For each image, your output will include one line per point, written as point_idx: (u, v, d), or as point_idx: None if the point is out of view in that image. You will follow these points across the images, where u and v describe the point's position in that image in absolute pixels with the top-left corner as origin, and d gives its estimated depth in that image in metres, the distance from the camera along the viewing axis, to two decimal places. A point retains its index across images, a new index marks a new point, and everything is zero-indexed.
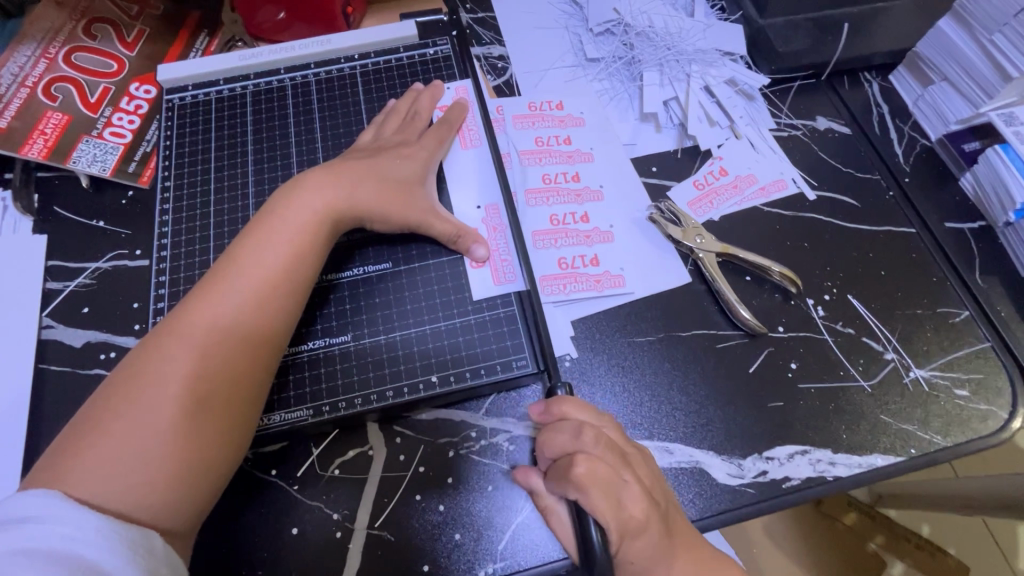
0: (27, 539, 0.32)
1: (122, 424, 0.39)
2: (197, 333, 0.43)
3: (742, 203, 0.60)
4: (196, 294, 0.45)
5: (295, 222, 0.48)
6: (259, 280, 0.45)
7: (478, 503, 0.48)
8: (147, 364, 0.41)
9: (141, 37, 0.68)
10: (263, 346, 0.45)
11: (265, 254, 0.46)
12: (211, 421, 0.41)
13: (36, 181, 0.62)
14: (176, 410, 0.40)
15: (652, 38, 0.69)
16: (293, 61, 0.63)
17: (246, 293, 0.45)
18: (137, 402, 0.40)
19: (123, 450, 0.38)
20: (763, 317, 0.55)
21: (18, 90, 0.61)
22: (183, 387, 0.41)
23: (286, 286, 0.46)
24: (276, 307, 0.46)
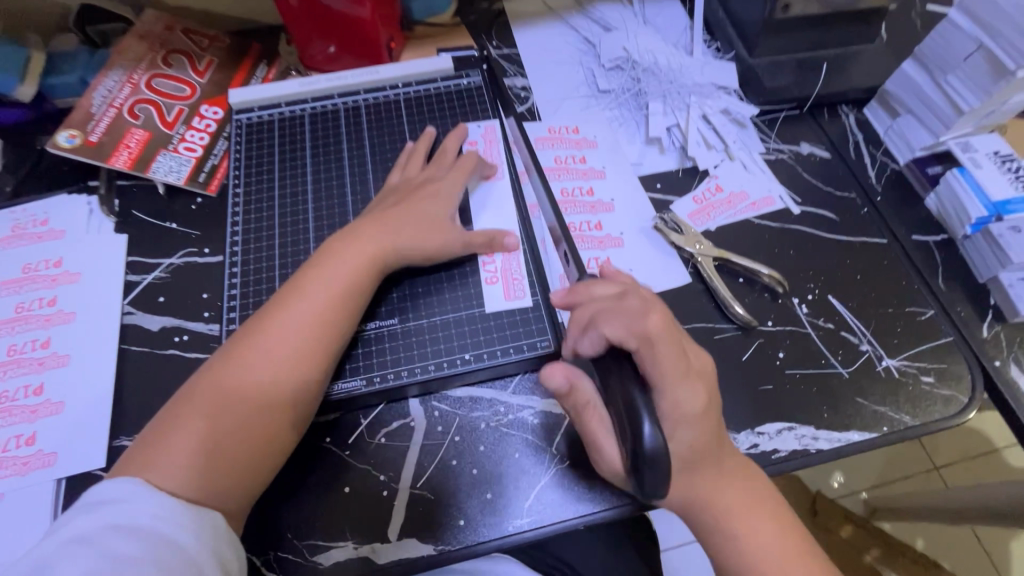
0: (114, 517, 0.41)
1: (187, 423, 0.47)
2: (261, 353, 0.50)
3: (736, 215, 0.69)
4: (264, 317, 0.52)
5: (347, 262, 0.55)
6: (315, 310, 0.52)
7: (507, 468, 0.55)
8: (218, 373, 0.50)
9: (210, 65, 0.78)
10: (306, 364, 0.51)
11: (322, 288, 0.54)
12: (262, 430, 0.49)
13: (118, 188, 0.71)
14: (236, 417, 0.48)
15: (657, 73, 0.78)
16: (346, 88, 0.73)
17: (303, 322, 0.52)
18: (207, 405, 0.48)
19: (189, 441, 0.46)
20: (754, 312, 0.63)
21: (107, 110, 0.71)
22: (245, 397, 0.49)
23: (338, 316, 0.53)
24: (326, 335, 0.52)
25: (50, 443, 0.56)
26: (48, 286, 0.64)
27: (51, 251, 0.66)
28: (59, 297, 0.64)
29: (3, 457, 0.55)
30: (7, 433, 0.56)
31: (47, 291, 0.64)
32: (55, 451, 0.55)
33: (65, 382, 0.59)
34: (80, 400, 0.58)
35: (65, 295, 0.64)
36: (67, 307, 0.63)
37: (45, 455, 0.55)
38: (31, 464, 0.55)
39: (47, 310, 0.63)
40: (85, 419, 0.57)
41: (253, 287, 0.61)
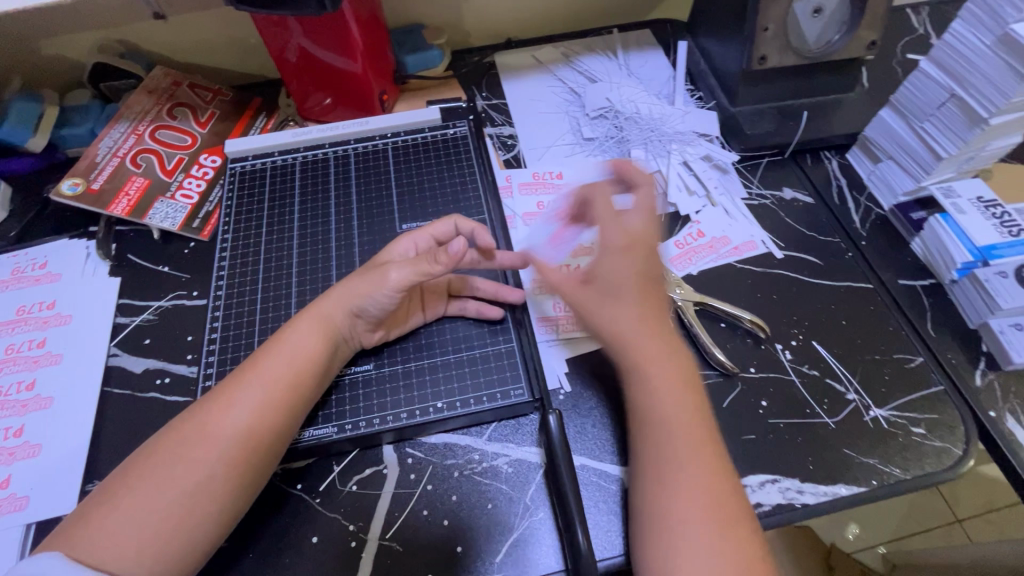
0: None
1: (128, 495, 0.46)
2: (205, 442, 0.48)
3: (719, 259, 0.69)
4: (205, 403, 0.51)
5: (310, 334, 0.54)
6: (264, 398, 0.51)
7: (479, 519, 0.53)
8: (158, 450, 0.48)
9: (212, 117, 0.82)
10: (257, 438, 0.50)
11: (282, 359, 0.53)
12: (206, 500, 0.47)
13: (115, 233, 0.73)
14: (174, 510, 0.45)
15: (639, 121, 0.80)
16: (337, 138, 0.75)
17: (250, 409, 0.50)
18: (145, 494, 0.46)
19: (122, 515, 0.44)
20: (736, 359, 0.62)
21: (111, 159, 0.75)
22: (179, 487, 0.46)
23: (294, 388, 0.52)
24: (271, 429, 0.50)
25: (22, 486, 0.56)
26: (39, 327, 0.66)
27: (45, 294, 0.68)
28: (48, 339, 0.65)
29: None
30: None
31: (38, 332, 0.66)
32: (26, 495, 0.55)
33: (47, 424, 0.60)
34: (59, 441, 0.59)
35: (54, 337, 0.65)
36: (55, 349, 0.65)
37: (16, 499, 0.55)
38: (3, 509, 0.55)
39: (36, 351, 0.64)
40: (60, 460, 0.58)
41: (234, 330, 0.62)
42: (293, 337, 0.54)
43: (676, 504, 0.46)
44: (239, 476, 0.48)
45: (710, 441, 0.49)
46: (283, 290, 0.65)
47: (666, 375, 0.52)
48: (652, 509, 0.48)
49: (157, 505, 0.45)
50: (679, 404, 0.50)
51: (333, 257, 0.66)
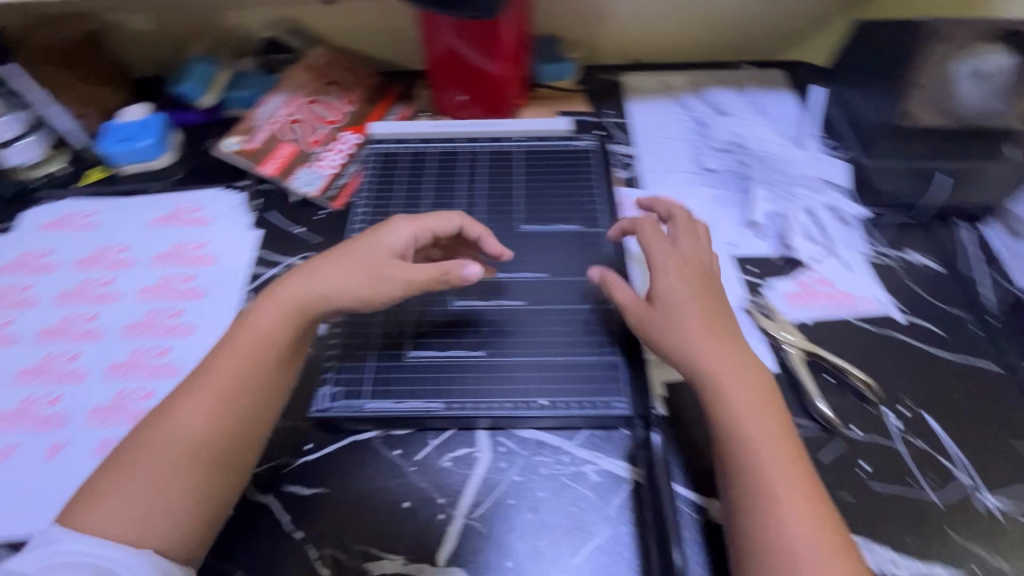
0: (63, 555, 0.45)
1: (118, 478, 0.49)
2: (160, 432, 0.52)
3: (835, 312, 0.68)
4: (170, 402, 0.54)
5: (267, 326, 0.56)
6: (213, 393, 0.53)
7: (562, 518, 0.55)
8: (141, 436, 0.52)
9: (358, 98, 0.89)
10: (196, 435, 0.52)
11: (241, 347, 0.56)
12: (171, 489, 0.50)
13: (260, 191, 0.81)
14: (145, 499, 0.49)
15: (766, 160, 0.80)
16: (472, 135, 0.80)
17: (197, 405, 0.53)
18: (139, 476, 0.49)
19: (120, 495, 0.49)
20: (840, 415, 0.60)
21: (269, 124, 0.82)
22: (159, 475, 0.50)
23: (239, 374, 0.54)
24: (217, 428, 0.52)
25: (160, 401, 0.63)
26: (189, 263, 0.74)
27: (197, 236, 0.76)
28: (196, 275, 0.73)
29: (127, 396, 0.63)
30: (130, 384, 0.64)
31: (187, 268, 0.73)
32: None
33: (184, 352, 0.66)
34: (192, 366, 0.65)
35: (200, 275, 0.73)
36: (200, 285, 0.72)
37: None
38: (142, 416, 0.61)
39: (184, 285, 0.72)
40: None
41: None
42: (263, 308, 0.58)
43: (778, 518, 0.46)
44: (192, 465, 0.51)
45: (786, 436, 0.50)
46: None
47: (747, 383, 0.52)
48: (749, 517, 0.47)
49: (149, 492, 0.49)
50: (744, 395, 0.51)
51: (457, 245, 0.70)
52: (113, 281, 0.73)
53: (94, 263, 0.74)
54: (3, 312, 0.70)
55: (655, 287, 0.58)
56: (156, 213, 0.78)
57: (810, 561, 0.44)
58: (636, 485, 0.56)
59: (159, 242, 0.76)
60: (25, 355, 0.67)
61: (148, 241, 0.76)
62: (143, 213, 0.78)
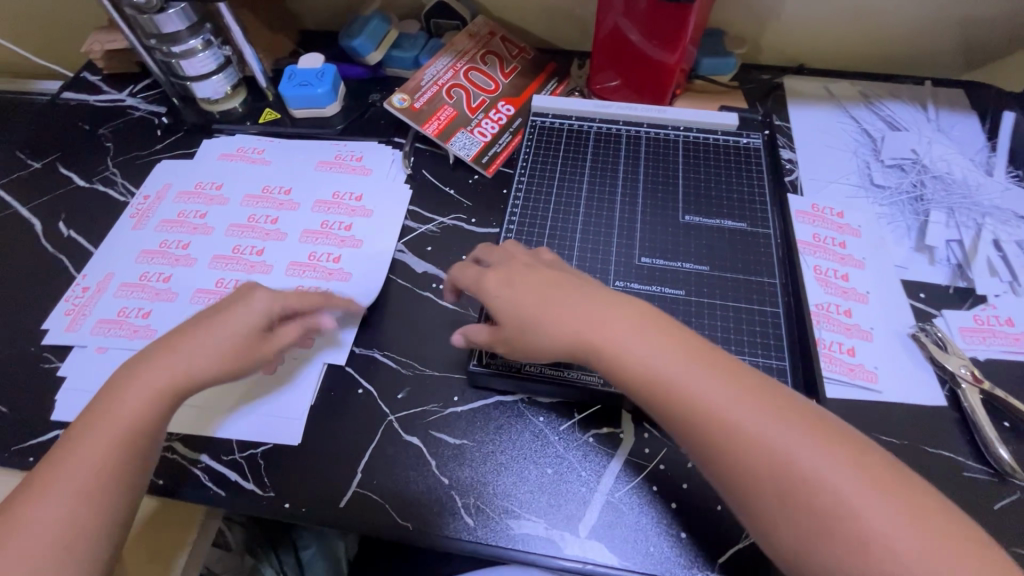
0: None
1: (47, 495, 0.47)
2: (112, 419, 0.50)
3: (1015, 354, 0.62)
4: (82, 427, 0.50)
5: (175, 364, 0.52)
6: (159, 385, 0.52)
7: (707, 514, 0.54)
8: (68, 450, 0.49)
9: (515, 70, 0.89)
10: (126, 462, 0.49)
11: (154, 379, 0.52)
12: (73, 517, 0.46)
13: (416, 150, 0.83)
14: (60, 528, 0.46)
15: (947, 184, 0.74)
16: (633, 119, 0.79)
17: (127, 431, 0.50)
18: (57, 487, 0.47)
19: (42, 518, 0.46)
20: (1020, 464, 0.56)
21: (431, 86, 0.85)
22: (53, 496, 0.47)
23: (140, 414, 0.50)
24: (124, 454, 0.49)
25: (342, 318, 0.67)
26: (348, 212, 0.77)
27: (355, 187, 0.79)
28: (354, 225, 0.76)
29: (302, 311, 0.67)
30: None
31: (346, 217, 0.76)
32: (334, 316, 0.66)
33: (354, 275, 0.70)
34: None
35: (357, 225, 0.76)
36: (357, 235, 0.75)
37: None
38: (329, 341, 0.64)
39: (345, 233, 0.75)
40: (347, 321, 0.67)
41: None
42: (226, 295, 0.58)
43: (836, 510, 0.39)
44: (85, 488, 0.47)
45: (812, 424, 0.43)
46: (567, 240, 0.69)
47: (745, 400, 0.44)
48: (812, 526, 0.40)
49: (68, 511, 0.46)
50: (757, 416, 0.43)
51: (616, 226, 0.70)
52: (278, 219, 0.77)
53: (261, 200, 0.78)
54: (181, 234, 0.76)
55: (543, 318, 0.51)
56: (321, 157, 0.82)
57: (871, 519, 0.39)
58: None
59: (320, 187, 0.79)
60: (200, 277, 0.72)
61: (310, 185, 0.80)
62: (308, 157, 0.83)
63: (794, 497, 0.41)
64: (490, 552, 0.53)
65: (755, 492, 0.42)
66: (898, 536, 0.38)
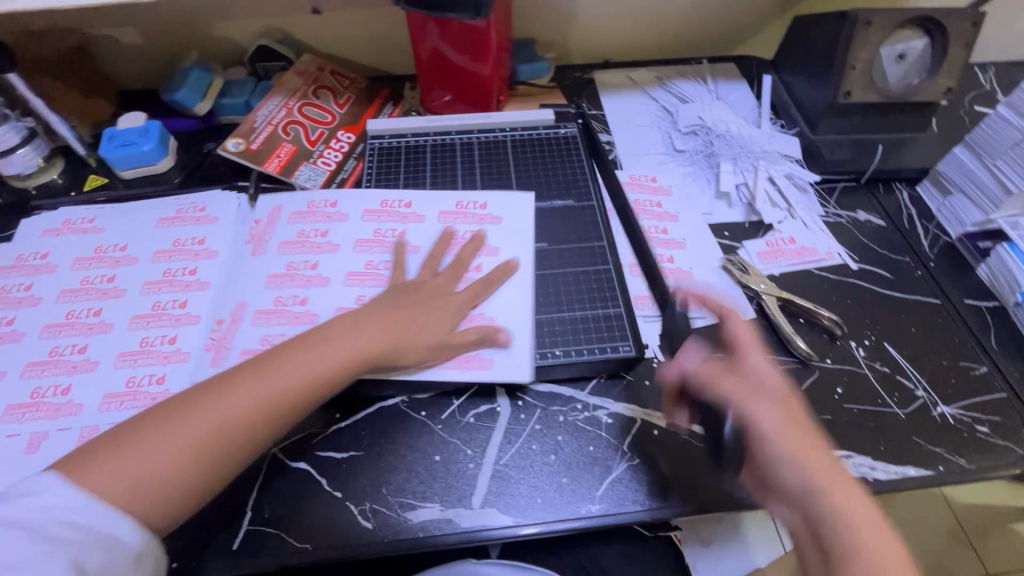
0: (72, 514, 0.45)
1: (137, 448, 0.49)
2: (262, 382, 0.54)
3: (799, 264, 0.76)
4: (213, 387, 0.53)
5: (323, 357, 0.57)
6: (275, 388, 0.54)
7: (582, 455, 0.61)
8: (179, 407, 0.52)
9: (349, 100, 0.93)
10: (236, 432, 0.52)
11: (298, 368, 0.55)
12: (196, 462, 0.50)
13: (262, 189, 0.84)
14: (169, 465, 0.49)
15: (729, 140, 0.89)
16: (463, 127, 0.86)
17: (231, 412, 0.52)
18: (179, 431, 0.50)
19: (140, 453, 0.49)
20: (814, 350, 0.69)
21: (266, 127, 0.86)
22: (160, 453, 0.49)
23: (267, 416, 0.53)
24: (229, 432, 0.52)
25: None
26: (313, 250, 0.73)
27: (407, 195, 0.77)
28: (199, 268, 0.74)
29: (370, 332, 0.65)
30: (143, 371, 0.65)
31: (190, 262, 0.75)
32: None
33: (515, 303, 0.67)
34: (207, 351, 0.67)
35: (412, 231, 0.74)
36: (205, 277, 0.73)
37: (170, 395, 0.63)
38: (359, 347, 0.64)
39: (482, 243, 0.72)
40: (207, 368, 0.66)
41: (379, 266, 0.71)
42: (332, 332, 0.59)
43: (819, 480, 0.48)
44: (190, 447, 0.50)
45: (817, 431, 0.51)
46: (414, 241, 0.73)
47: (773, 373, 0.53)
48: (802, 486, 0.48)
49: (173, 454, 0.50)
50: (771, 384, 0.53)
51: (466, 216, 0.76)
52: (327, 232, 0.74)
53: (307, 215, 0.76)
54: (4, 311, 0.70)
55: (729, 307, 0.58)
56: (160, 214, 0.80)
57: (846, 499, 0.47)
58: (645, 423, 0.63)
59: (367, 197, 0.77)
60: (31, 350, 0.67)
61: (356, 196, 0.77)
62: (146, 216, 0.79)
63: (833, 499, 0.47)
64: (400, 543, 0.56)
65: (790, 485, 0.49)
66: (891, 548, 0.45)
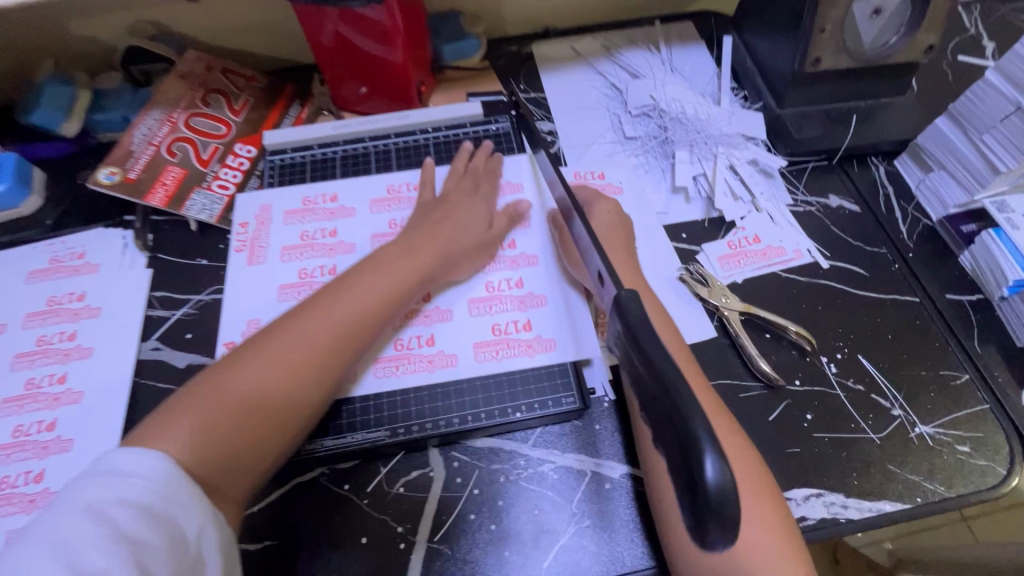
0: (119, 482, 0.40)
1: (234, 380, 0.48)
2: (346, 302, 0.55)
3: (763, 267, 0.68)
4: (292, 318, 0.53)
5: (388, 282, 0.58)
6: (337, 325, 0.54)
7: (524, 520, 0.54)
8: (273, 340, 0.51)
9: (246, 104, 0.80)
10: (327, 361, 0.52)
11: (367, 295, 0.56)
12: (303, 393, 0.50)
13: (151, 223, 0.73)
14: (275, 390, 0.49)
15: (685, 122, 0.79)
16: (377, 132, 0.77)
17: (320, 337, 0.52)
18: (263, 363, 0.50)
19: (248, 385, 0.48)
20: (782, 371, 0.61)
21: (147, 148, 0.74)
22: (268, 378, 0.49)
23: (357, 338, 0.54)
24: (327, 352, 0.52)
25: (447, 345, 0.61)
26: (326, 253, 0.69)
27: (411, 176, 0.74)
28: (79, 331, 0.65)
29: (410, 355, 0.60)
30: (16, 469, 0.56)
31: (68, 324, 0.65)
32: (454, 353, 0.61)
33: (523, 281, 0.66)
34: (93, 434, 0.59)
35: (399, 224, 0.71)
36: (86, 341, 0.64)
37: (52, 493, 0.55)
38: (415, 368, 0.60)
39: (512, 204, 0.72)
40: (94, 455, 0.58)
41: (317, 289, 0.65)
42: (392, 253, 0.60)
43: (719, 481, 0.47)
44: (281, 373, 0.50)
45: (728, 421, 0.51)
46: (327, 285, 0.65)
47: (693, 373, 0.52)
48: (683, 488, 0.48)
49: (265, 385, 0.49)
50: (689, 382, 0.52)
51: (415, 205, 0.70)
52: (336, 230, 0.71)
53: (305, 213, 0.72)
54: None
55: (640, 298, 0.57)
56: (31, 265, 0.69)
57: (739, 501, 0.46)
58: (595, 476, 0.56)
59: (371, 185, 0.73)
60: None
61: (360, 187, 0.73)
62: (13, 269, 0.68)
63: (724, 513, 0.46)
64: None
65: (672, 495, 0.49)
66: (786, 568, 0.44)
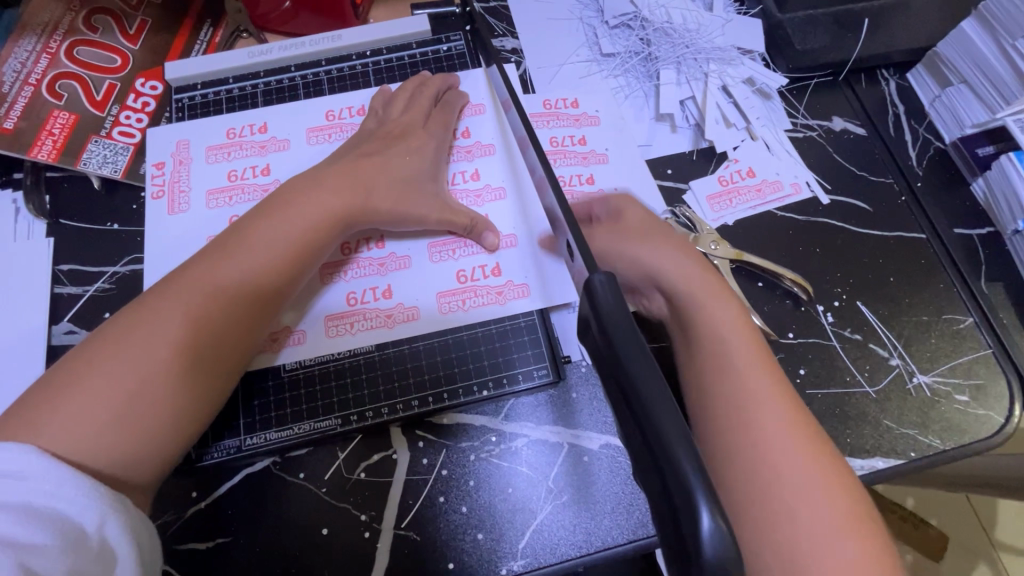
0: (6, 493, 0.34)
1: (99, 370, 0.41)
2: (238, 259, 0.47)
3: (757, 207, 0.61)
4: (174, 284, 0.46)
5: (287, 233, 0.49)
6: (233, 285, 0.47)
7: (496, 498, 0.50)
8: (142, 320, 0.44)
9: (143, 28, 0.66)
10: (218, 333, 0.45)
11: (266, 248, 0.48)
12: (194, 375, 0.44)
13: (46, 181, 0.61)
14: (155, 376, 0.42)
15: (671, 34, 0.67)
16: (304, 58, 0.66)
17: (208, 305, 0.45)
18: (133, 344, 0.42)
19: (113, 374, 0.41)
20: (774, 323, 0.56)
21: (22, 88, 0.60)
22: (143, 365, 0.42)
23: (250, 299, 0.47)
24: (216, 323, 0.45)
25: (407, 296, 0.56)
26: (259, 196, 0.60)
27: (354, 99, 0.64)
28: None
29: (365, 310, 0.55)
30: None
31: None
32: (415, 305, 0.55)
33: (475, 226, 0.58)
34: None
35: None
36: None
37: None
38: (372, 324, 0.55)
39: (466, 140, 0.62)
40: None
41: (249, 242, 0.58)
42: (303, 194, 0.52)
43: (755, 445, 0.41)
44: (168, 353, 0.43)
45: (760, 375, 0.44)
46: None
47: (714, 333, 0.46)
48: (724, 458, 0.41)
49: (136, 375, 0.42)
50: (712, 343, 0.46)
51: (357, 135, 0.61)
52: (268, 167, 0.61)
53: (230, 150, 0.62)
54: None
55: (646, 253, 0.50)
56: None
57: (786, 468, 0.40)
58: (572, 448, 0.52)
59: (306, 111, 0.64)
60: None
61: (289, 113, 0.63)
62: None
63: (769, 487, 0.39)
64: None
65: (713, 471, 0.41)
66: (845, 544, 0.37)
